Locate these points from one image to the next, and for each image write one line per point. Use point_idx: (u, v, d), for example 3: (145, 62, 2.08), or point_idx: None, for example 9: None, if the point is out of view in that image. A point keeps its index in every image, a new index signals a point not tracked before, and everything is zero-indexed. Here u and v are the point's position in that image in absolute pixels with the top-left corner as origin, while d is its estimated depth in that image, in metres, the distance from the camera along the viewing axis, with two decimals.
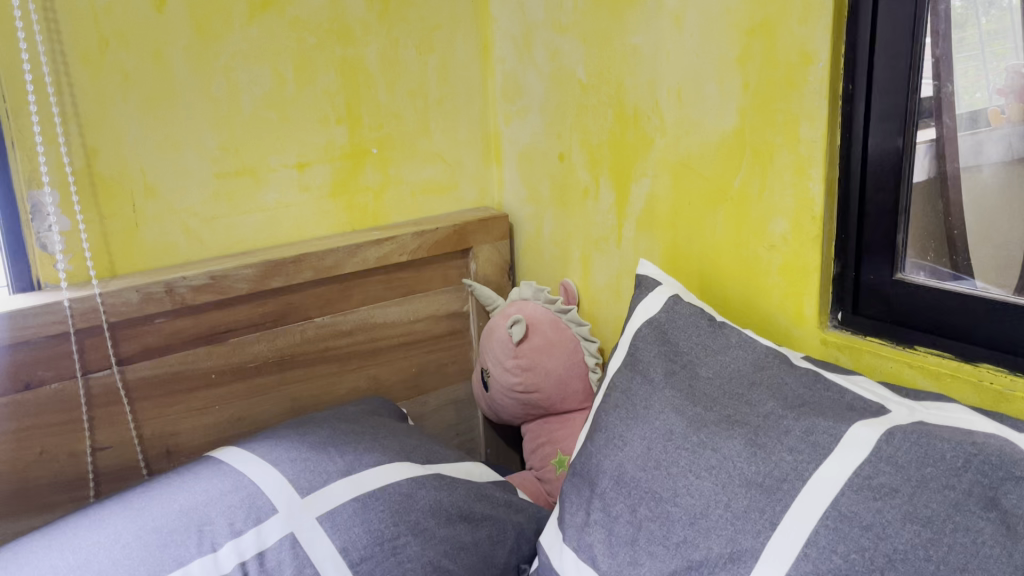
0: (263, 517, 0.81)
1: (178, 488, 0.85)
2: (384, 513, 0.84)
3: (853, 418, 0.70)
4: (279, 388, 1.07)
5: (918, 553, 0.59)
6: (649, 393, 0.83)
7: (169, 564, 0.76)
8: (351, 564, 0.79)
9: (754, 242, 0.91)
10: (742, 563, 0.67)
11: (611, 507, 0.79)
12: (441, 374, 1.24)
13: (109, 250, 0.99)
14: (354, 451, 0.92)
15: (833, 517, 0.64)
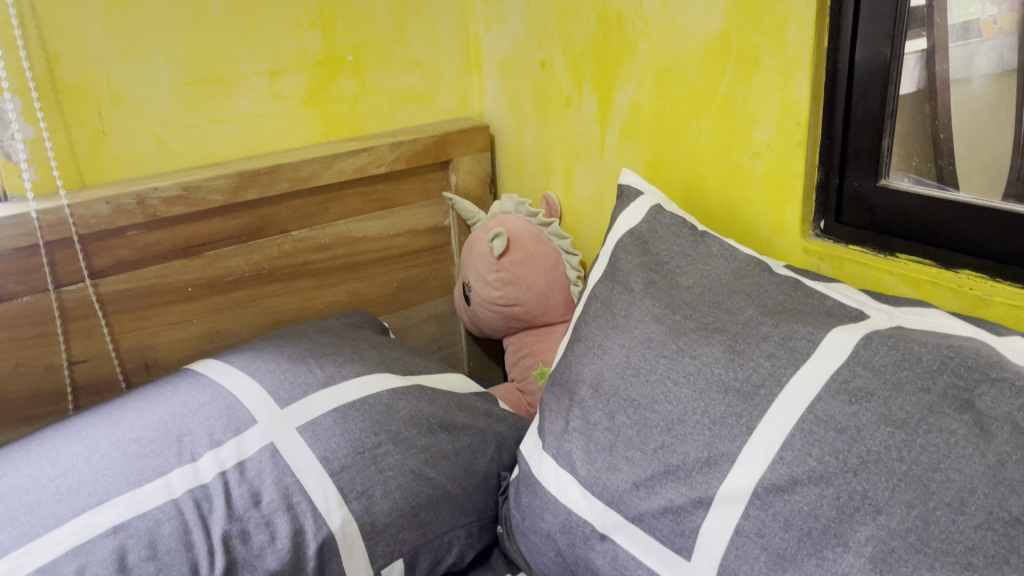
0: (243, 428, 0.82)
1: (156, 400, 0.85)
2: (364, 423, 0.84)
3: (831, 324, 0.70)
4: (258, 302, 1.07)
5: (891, 454, 0.60)
6: (629, 303, 0.82)
7: (149, 473, 0.76)
8: (332, 472, 0.79)
9: (738, 150, 0.90)
10: (718, 467, 0.68)
11: (589, 414, 0.79)
12: (422, 289, 1.23)
13: (76, 159, 0.96)
14: (334, 363, 0.92)
15: (809, 421, 0.65)
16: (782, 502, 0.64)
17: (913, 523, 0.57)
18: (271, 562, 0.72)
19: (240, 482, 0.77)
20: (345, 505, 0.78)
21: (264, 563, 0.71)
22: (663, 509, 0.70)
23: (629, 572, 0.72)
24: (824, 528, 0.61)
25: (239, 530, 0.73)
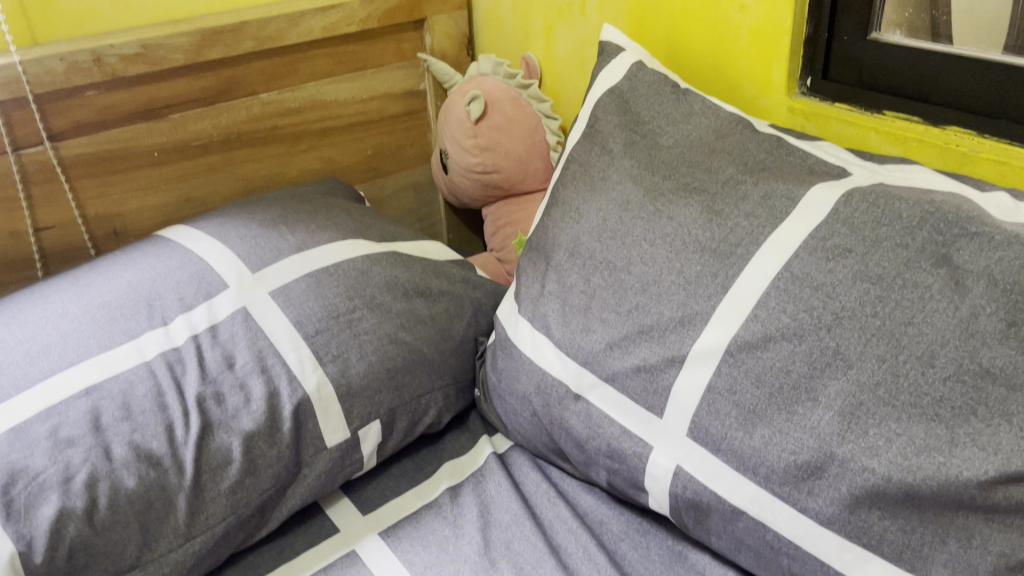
0: (214, 292, 0.81)
1: (125, 265, 0.84)
2: (338, 288, 0.83)
3: (812, 182, 0.68)
4: (228, 168, 1.04)
5: (864, 310, 0.60)
6: (607, 165, 0.80)
7: (120, 337, 0.75)
8: (306, 336, 0.79)
9: (725, 3, 0.85)
10: (692, 326, 0.67)
11: (565, 278, 0.78)
12: (399, 157, 1.20)
13: (25, 14, 0.91)
14: (306, 229, 0.90)
15: (785, 279, 0.64)
16: (754, 360, 0.64)
17: (883, 377, 0.58)
18: (247, 423, 0.73)
19: (213, 346, 0.77)
20: (321, 368, 0.77)
21: (240, 424, 0.73)
22: (636, 369, 0.70)
23: (603, 430, 0.73)
24: (796, 383, 0.62)
25: (213, 392, 0.74)
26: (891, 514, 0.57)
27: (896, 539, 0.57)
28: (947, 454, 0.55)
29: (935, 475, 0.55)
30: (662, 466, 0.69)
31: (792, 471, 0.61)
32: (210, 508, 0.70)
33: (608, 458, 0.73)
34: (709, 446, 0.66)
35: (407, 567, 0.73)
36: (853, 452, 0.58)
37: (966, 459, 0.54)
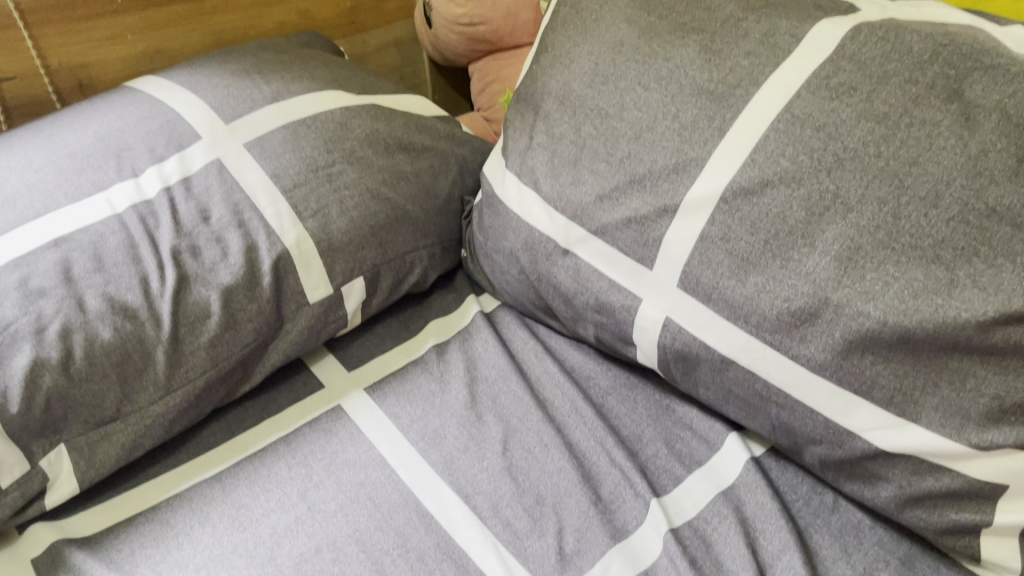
0: (186, 144, 0.77)
1: (91, 115, 0.79)
2: (317, 141, 0.79)
3: (818, 17, 0.64)
4: (197, 18, 0.98)
5: (868, 151, 0.57)
6: (600, 6, 0.75)
7: (89, 189, 0.72)
8: (284, 189, 0.75)
9: None
10: (686, 174, 0.64)
11: (554, 128, 0.75)
12: (379, 11, 1.14)
13: None
14: (282, 79, 0.85)
15: (785, 121, 0.60)
16: (750, 206, 0.61)
17: (884, 220, 0.56)
18: (225, 276, 0.70)
19: (187, 199, 0.74)
20: (300, 223, 0.74)
21: (218, 278, 0.70)
22: (627, 220, 0.67)
23: (591, 285, 0.71)
24: (792, 229, 0.59)
25: (189, 245, 0.71)
26: (884, 359, 0.56)
27: (887, 383, 0.56)
28: (945, 296, 0.53)
29: (932, 317, 0.53)
30: (651, 319, 0.67)
31: (785, 319, 0.59)
32: (190, 362, 0.69)
33: (597, 312, 0.72)
34: (700, 296, 0.64)
35: (393, 421, 0.72)
36: (849, 297, 0.56)
37: (965, 300, 0.52)
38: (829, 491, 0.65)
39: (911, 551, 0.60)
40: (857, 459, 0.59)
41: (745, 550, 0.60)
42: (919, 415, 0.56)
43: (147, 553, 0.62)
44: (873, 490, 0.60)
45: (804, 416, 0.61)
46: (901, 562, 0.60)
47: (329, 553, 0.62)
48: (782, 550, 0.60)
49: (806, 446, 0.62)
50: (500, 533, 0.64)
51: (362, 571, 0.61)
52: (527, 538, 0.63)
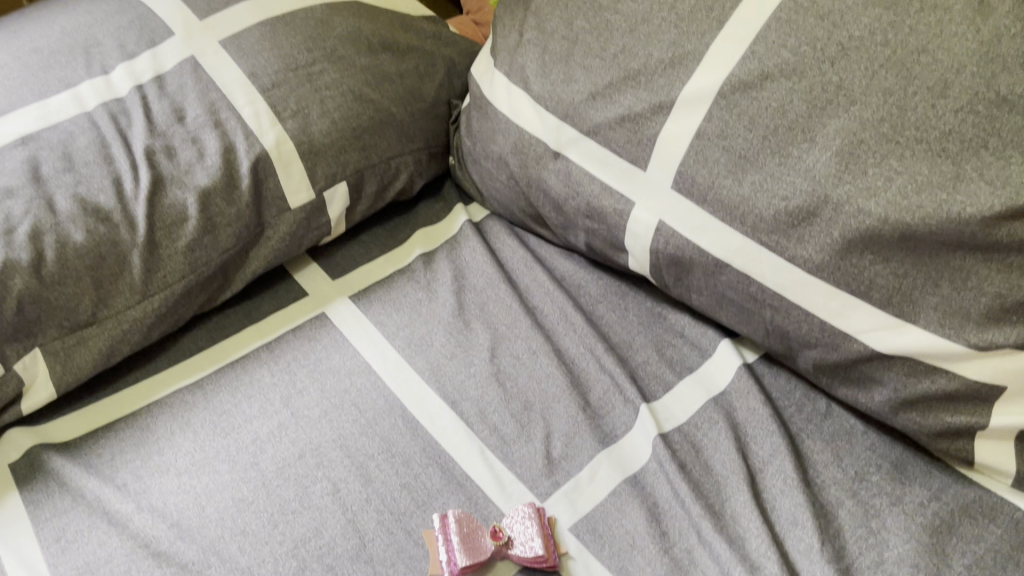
0: (159, 41, 0.73)
1: (59, 11, 0.76)
2: (296, 39, 0.75)
3: None
4: None
5: (875, 40, 0.54)
6: None
7: (56, 86, 0.70)
8: (262, 89, 0.72)
9: None
10: (682, 68, 0.61)
11: (545, 24, 0.71)
12: None
13: None
14: None
15: (787, 10, 0.57)
16: (749, 101, 0.58)
17: (889, 112, 0.53)
18: (202, 178, 0.68)
19: (160, 98, 0.70)
20: (279, 124, 0.71)
21: (195, 180, 0.68)
22: (620, 119, 0.65)
23: (582, 189, 0.68)
24: (792, 124, 0.57)
25: (164, 145, 0.68)
26: (884, 258, 0.54)
27: (886, 284, 0.54)
28: (950, 190, 0.51)
29: (936, 212, 0.51)
30: (643, 223, 0.65)
31: (782, 218, 0.57)
32: (167, 266, 0.66)
33: (588, 218, 0.69)
34: (695, 197, 0.61)
35: (379, 329, 0.71)
36: (849, 194, 0.54)
37: (970, 194, 0.50)
38: (822, 397, 0.64)
39: (903, 455, 0.59)
40: (852, 363, 0.58)
41: (734, 455, 0.59)
42: (918, 315, 0.54)
43: (127, 458, 0.61)
44: (867, 394, 0.59)
45: (800, 319, 0.59)
46: (893, 466, 0.59)
47: (313, 458, 0.61)
48: (772, 454, 0.59)
49: (800, 350, 0.61)
50: (487, 439, 0.63)
51: (346, 476, 0.60)
52: (515, 444, 0.62)
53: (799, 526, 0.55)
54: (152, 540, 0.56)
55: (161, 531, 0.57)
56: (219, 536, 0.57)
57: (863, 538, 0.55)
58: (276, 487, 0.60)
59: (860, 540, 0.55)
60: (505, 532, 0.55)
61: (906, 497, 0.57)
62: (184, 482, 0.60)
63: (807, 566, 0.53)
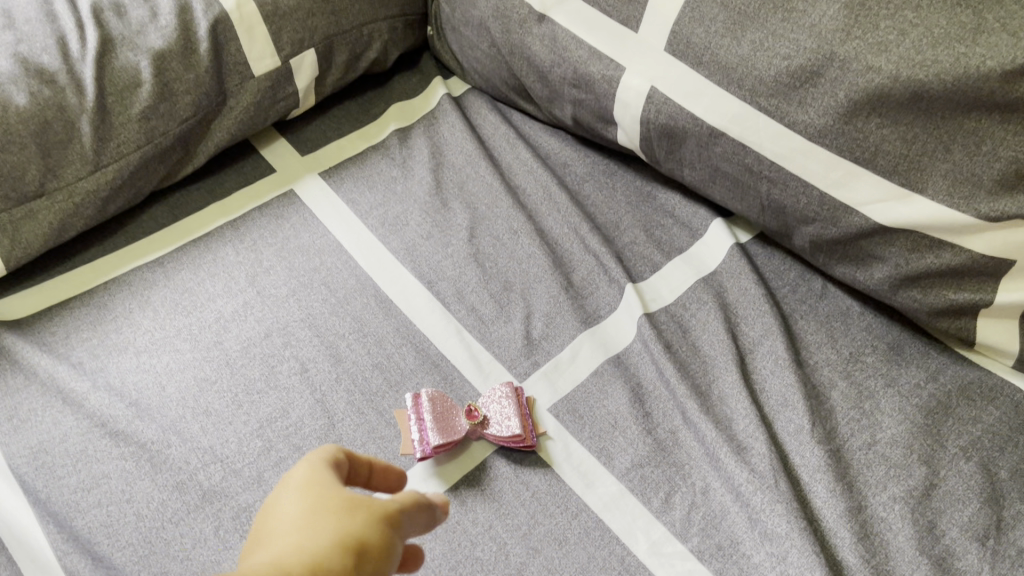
0: None
1: None
2: None
3: None
4: None
5: None
6: None
7: None
8: None
9: None
10: None
11: None
12: None
13: None
14: None
15: None
16: None
17: None
18: (156, 40, 0.62)
19: None
20: None
21: (148, 41, 0.62)
22: None
23: (569, 55, 0.63)
24: None
25: (112, 3, 0.63)
26: (892, 122, 0.50)
27: (893, 151, 0.50)
28: (970, 43, 0.46)
29: (952, 68, 0.47)
30: (634, 91, 0.60)
31: (783, 80, 0.53)
32: (121, 135, 0.62)
33: (574, 88, 0.64)
34: (690, 60, 0.57)
35: (351, 207, 0.66)
36: (857, 50, 0.49)
37: (991, 47, 0.46)
38: (817, 278, 0.60)
39: (900, 337, 0.57)
40: (852, 238, 0.54)
41: (724, 336, 0.56)
42: (926, 185, 0.50)
43: (83, 336, 0.58)
44: (866, 272, 0.56)
45: (798, 192, 0.55)
46: (889, 348, 0.56)
47: (280, 338, 0.58)
48: (763, 335, 0.56)
49: (797, 226, 0.57)
50: (464, 319, 0.59)
51: (315, 355, 0.57)
52: (493, 324, 0.59)
53: (789, 407, 0.52)
54: (108, 420, 0.53)
55: (119, 411, 0.54)
56: (180, 416, 0.54)
57: (855, 420, 0.52)
58: (241, 366, 0.57)
59: (852, 421, 0.52)
60: (481, 410, 0.53)
61: (901, 379, 0.54)
62: (143, 360, 0.57)
63: (796, 447, 0.51)
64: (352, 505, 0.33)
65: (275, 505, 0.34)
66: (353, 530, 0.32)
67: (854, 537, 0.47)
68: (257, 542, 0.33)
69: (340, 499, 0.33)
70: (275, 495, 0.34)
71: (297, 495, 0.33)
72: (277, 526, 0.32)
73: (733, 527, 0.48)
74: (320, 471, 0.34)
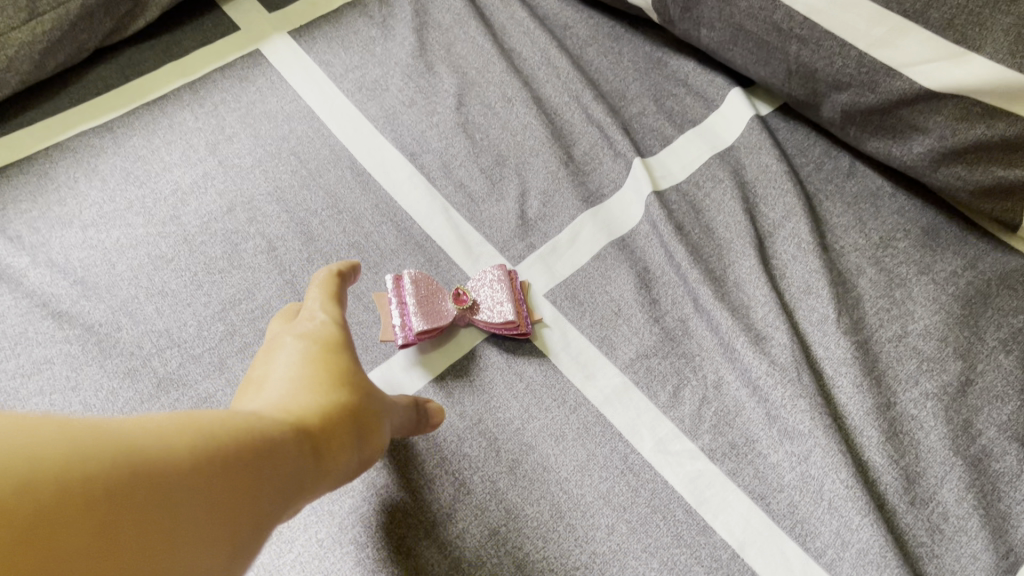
0: None
1: None
2: None
3: None
4: None
5: None
6: None
7: None
8: None
9: None
10: None
11: None
12: None
13: None
14: None
15: None
16: None
17: None
18: None
19: None
20: None
21: None
22: None
23: None
24: None
25: None
26: None
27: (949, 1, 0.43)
28: None
29: None
30: None
31: None
32: None
33: None
34: None
35: (324, 70, 0.59)
36: None
37: None
38: (845, 155, 0.54)
39: (936, 221, 0.51)
40: (892, 105, 0.48)
41: (741, 216, 0.50)
42: (984, 43, 0.43)
43: (22, 208, 0.51)
44: (904, 146, 0.49)
45: (832, 54, 0.48)
46: (924, 233, 0.50)
47: (244, 213, 0.52)
48: (785, 216, 0.51)
49: (828, 94, 0.51)
50: (451, 196, 0.53)
51: (284, 232, 0.51)
52: (484, 202, 0.53)
53: (813, 294, 0.47)
54: (51, 300, 0.48)
55: (62, 290, 0.48)
56: (132, 297, 0.48)
57: (885, 310, 0.47)
58: (201, 244, 0.51)
59: (881, 311, 0.47)
60: (470, 294, 0.47)
61: (937, 266, 0.49)
62: (90, 235, 0.51)
63: (820, 337, 0.46)
64: (360, 378, 0.36)
65: (279, 354, 0.37)
66: (361, 402, 0.36)
67: (881, 437, 0.42)
68: (258, 384, 0.36)
69: (350, 367, 0.37)
70: (282, 344, 0.37)
71: (306, 347, 0.37)
72: (286, 368, 0.35)
73: (749, 425, 0.44)
74: (332, 335, 0.38)
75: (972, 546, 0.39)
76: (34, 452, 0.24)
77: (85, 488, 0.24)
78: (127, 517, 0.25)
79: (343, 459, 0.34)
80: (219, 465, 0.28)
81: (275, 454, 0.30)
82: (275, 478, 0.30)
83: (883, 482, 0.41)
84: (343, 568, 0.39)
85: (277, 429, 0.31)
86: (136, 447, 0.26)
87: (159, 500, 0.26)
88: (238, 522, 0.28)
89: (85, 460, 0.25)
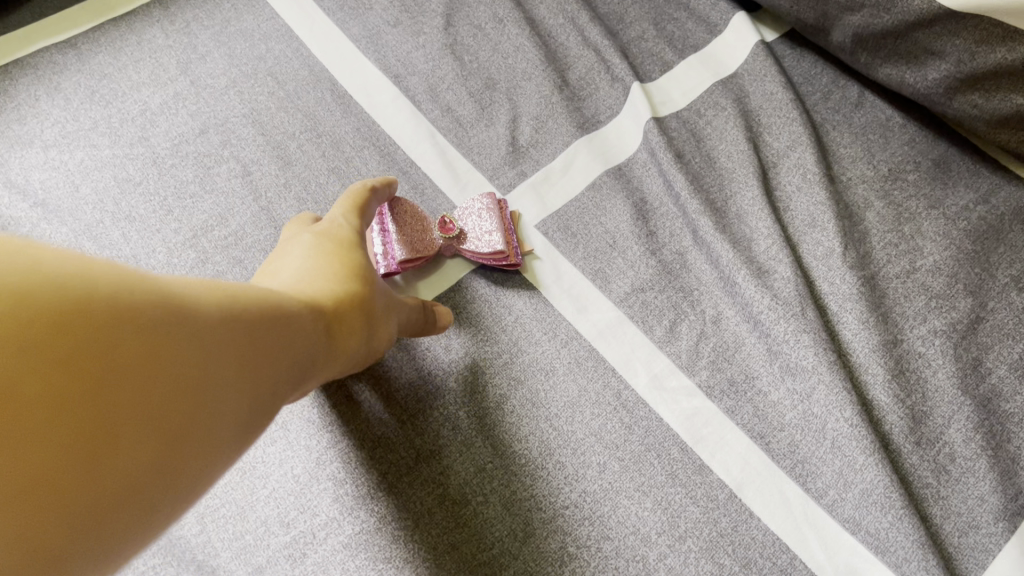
0: None
1: None
2: None
3: None
4: None
5: None
6: None
7: None
8: None
9: None
10: None
11: None
12: None
13: None
14: None
15: None
16: None
17: None
18: None
19: None
20: None
21: None
22: None
23: None
24: None
25: None
26: None
27: None
28: None
29: None
30: None
31: None
32: None
33: None
34: None
35: None
36: None
37: None
38: (854, 85, 0.52)
39: (948, 153, 0.48)
40: (907, 28, 0.45)
41: (744, 145, 0.48)
42: None
43: None
44: (919, 72, 0.46)
45: None
46: (936, 165, 0.48)
47: (217, 136, 0.49)
48: (790, 146, 0.48)
49: (839, 16, 0.48)
50: (438, 121, 0.50)
51: (260, 156, 0.48)
52: (473, 128, 0.50)
53: (818, 228, 0.45)
54: (11, 223, 0.45)
55: (23, 212, 0.45)
56: (98, 221, 0.45)
57: (893, 244, 0.45)
58: (171, 166, 0.48)
59: (889, 247, 0.45)
60: (457, 223, 0.44)
61: (948, 201, 0.46)
62: (52, 156, 0.47)
63: (825, 272, 0.44)
64: (372, 275, 0.36)
65: (296, 245, 0.36)
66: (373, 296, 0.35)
67: (887, 374, 0.40)
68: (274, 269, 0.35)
69: (364, 263, 0.36)
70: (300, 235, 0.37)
71: (321, 239, 0.36)
72: (301, 257, 0.35)
73: (749, 361, 0.41)
74: (348, 231, 0.38)
75: (979, 488, 0.37)
76: (64, 280, 0.23)
77: (118, 324, 0.24)
78: (155, 359, 0.25)
79: (350, 346, 0.34)
80: (236, 328, 0.28)
81: (289, 328, 0.30)
82: (287, 350, 0.30)
83: (888, 422, 0.39)
84: (321, 504, 0.37)
85: (293, 302, 0.31)
86: (166, 296, 0.26)
87: (186, 347, 0.26)
88: (256, 382, 0.28)
89: (113, 297, 0.24)
